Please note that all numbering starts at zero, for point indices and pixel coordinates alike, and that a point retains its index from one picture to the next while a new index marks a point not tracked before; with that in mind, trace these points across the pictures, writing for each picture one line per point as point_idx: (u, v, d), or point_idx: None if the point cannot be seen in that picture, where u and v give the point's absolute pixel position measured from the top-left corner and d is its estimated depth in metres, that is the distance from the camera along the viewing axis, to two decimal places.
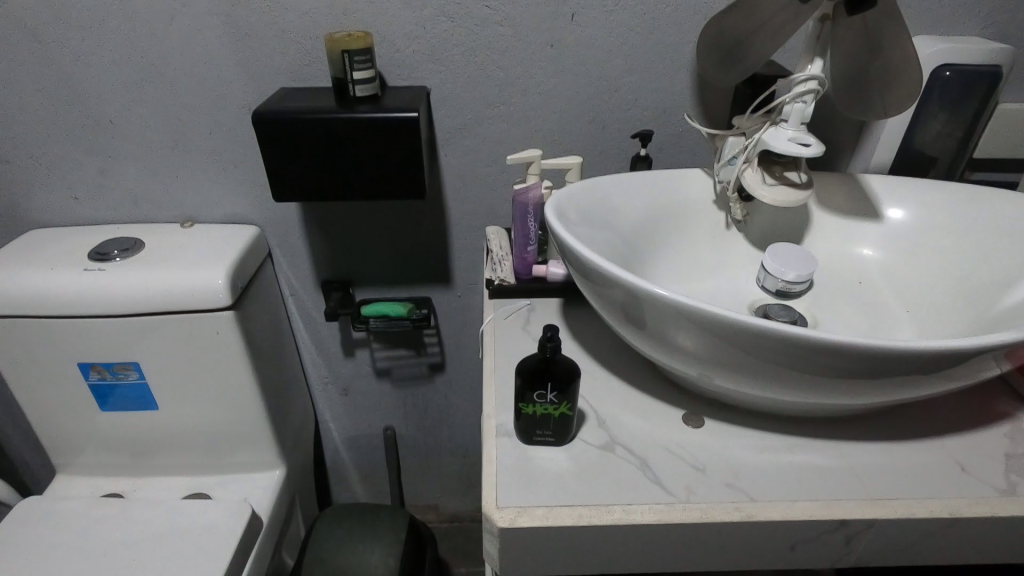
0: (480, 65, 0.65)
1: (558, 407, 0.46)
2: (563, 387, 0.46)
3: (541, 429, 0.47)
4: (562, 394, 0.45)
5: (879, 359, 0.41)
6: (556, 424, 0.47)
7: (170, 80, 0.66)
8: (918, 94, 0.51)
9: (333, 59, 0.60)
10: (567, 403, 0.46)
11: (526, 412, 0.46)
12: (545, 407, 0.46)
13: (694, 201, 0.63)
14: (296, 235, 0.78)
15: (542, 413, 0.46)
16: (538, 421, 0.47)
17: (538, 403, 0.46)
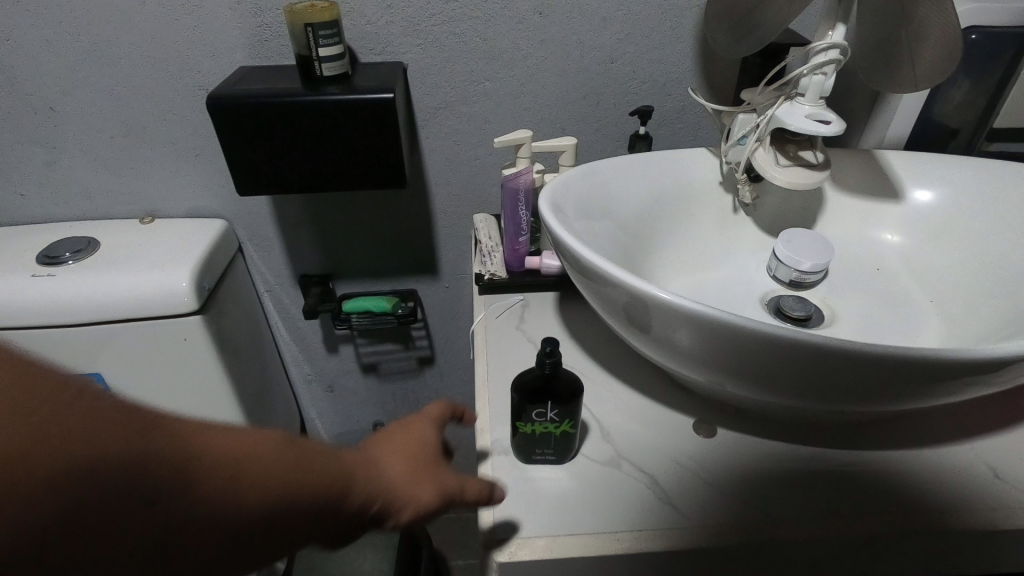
0: (462, 37, 0.58)
1: (558, 425, 0.42)
2: (564, 404, 0.41)
3: (540, 449, 0.43)
4: (562, 412, 0.41)
5: (915, 367, 0.37)
6: (557, 443, 0.43)
7: (113, 61, 0.58)
8: (955, 54, 0.43)
9: (295, 33, 0.53)
10: (568, 420, 0.42)
11: (523, 430, 0.42)
12: (544, 425, 0.42)
13: (699, 183, 0.58)
14: (268, 227, 0.72)
15: (541, 431, 0.42)
16: (536, 441, 0.42)
17: (536, 422, 0.42)
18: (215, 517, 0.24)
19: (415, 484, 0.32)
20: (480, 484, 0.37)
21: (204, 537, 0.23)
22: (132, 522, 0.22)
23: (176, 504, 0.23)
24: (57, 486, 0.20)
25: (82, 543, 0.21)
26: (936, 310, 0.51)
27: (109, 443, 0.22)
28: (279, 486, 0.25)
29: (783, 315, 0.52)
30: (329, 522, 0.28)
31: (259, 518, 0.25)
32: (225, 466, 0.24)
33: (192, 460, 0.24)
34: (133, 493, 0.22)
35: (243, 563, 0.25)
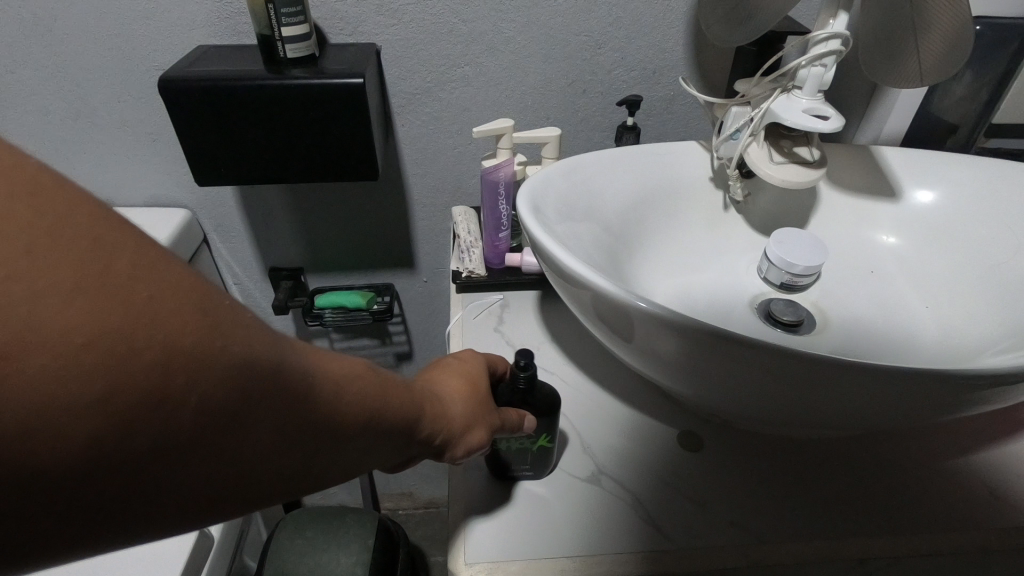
0: (439, 18, 0.54)
1: (535, 441, 0.39)
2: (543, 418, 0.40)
3: (515, 466, 0.41)
4: (542, 427, 0.40)
5: (919, 387, 0.35)
6: (534, 459, 0.40)
7: (57, 36, 0.53)
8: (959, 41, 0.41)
9: (256, 11, 0.48)
10: (545, 434, 0.40)
11: (499, 448, 0.39)
12: (521, 441, 0.39)
13: (689, 179, 0.55)
14: (235, 218, 0.68)
15: (517, 448, 0.39)
16: (513, 458, 0.40)
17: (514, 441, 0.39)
18: (328, 433, 0.24)
19: (467, 413, 0.35)
20: (529, 407, 0.40)
21: (312, 449, 0.23)
22: (261, 427, 0.21)
23: (304, 416, 0.22)
24: (211, 382, 0.18)
25: (225, 444, 0.20)
26: (934, 317, 0.48)
27: (262, 354, 0.20)
28: (373, 414, 0.26)
29: (773, 320, 0.50)
30: (402, 443, 0.29)
31: (357, 435, 0.26)
32: (339, 389, 0.24)
33: (320, 381, 0.23)
34: (267, 404, 0.21)
35: (334, 474, 0.26)
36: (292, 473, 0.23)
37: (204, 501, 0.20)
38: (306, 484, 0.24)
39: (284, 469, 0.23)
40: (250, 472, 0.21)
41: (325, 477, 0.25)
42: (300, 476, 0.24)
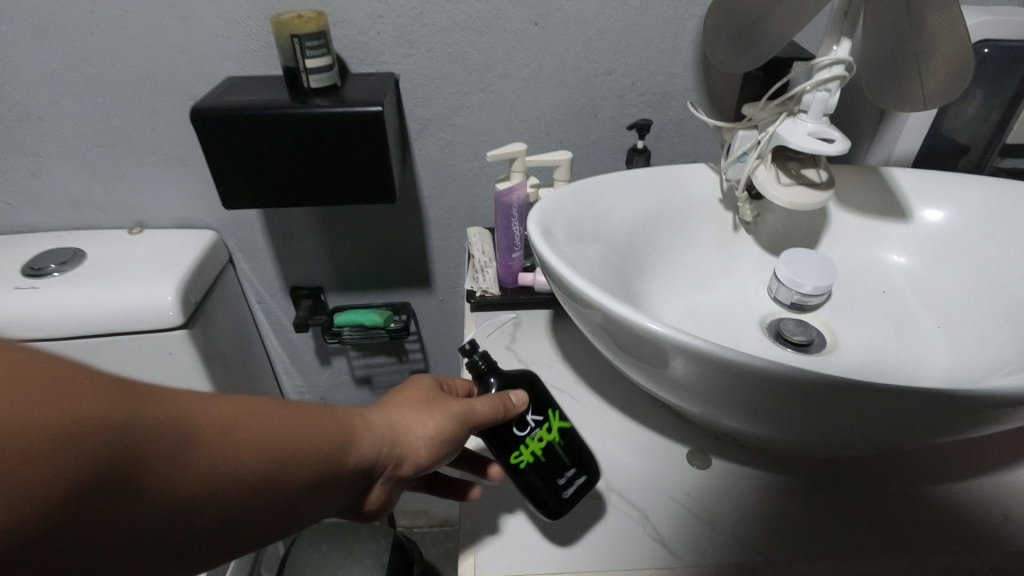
0: (455, 47, 0.56)
1: (546, 425, 0.40)
2: (537, 401, 0.41)
3: (565, 477, 0.39)
4: (540, 408, 0.41)
5: (924, 406, 0.35)
6: (567, 452, 0.40)
7: (98, 69, 0.57)
8: (964, 75, 0.41)
9: (282, 44, 0.51)
10: (550, 412, 0.41)
11: (528, 460, 0.39)
12: (534, 434, 0.40)
13: (698, 200, 0.56)
14: (258, 239, 0.71)
15: (538, 446, 0.39)
16: (551, 463, 0.39)
17: (525, 436, 0.39)
18: (227, 470, 0.25)
19: (412, 422, 0.35)
20: (500, 394, 0.38)
21: (214, 487, 0.25)
22: (136, 478, 0.22)
23: (189, 461, 0.24)
24: (72, 450, 0.20)
25: (102, 500, 0.22)
26: (945, 336, 0.48)
27: (123, 410, 0.22)
28: (277, 442, 0.28)
29: (782, 339, 0.51)
30: (336, 466, 0.30)
31: (273, 468, 0.27)
32: (226, 427, 0.26)
33: (201, 423, 0.25)
34: (141, 454, 0.23)
35: (264, 509, 0.27)
36: (204, 514, 0.25)
37: (112, 555, 0.23)
38: (230, 522, 0.26)
39: (188, 512, 0.24)
40: (151, 519, 0.23)
41: (254, 512, 0.27)
42: (217, 517, 0.25)
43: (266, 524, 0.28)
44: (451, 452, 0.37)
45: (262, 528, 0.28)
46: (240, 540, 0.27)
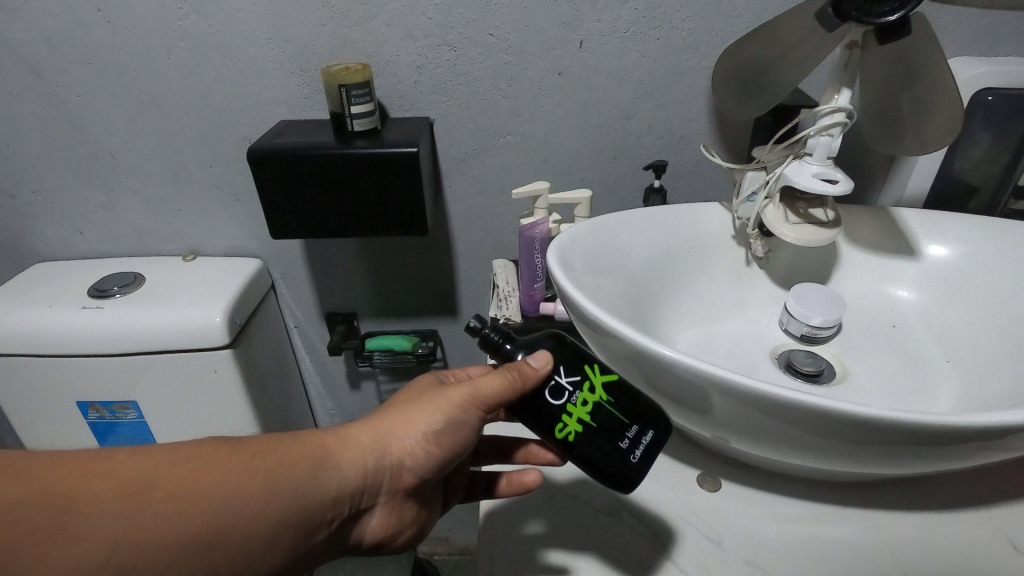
0: (485, 95, 0.62)
1: (588, 390, 0.38)
2: (567, 362, 0.39)
3: (628, 438, 0.38)
4: (572, 369, 0.38)
5: (919, 433, 0.37)
6: (620, 409, 0.38)
7: (168, 113, 0.64)
8: (958, 129, 0.46)
9: (330, 92, 0.57)
10: (588, 375, 0.38)
11: (579, 432, 0.37)
12: (576, 403, 0.38)
13: (712, 236, 0.59)
14: (299, 267, 0.76)
15: (583, 415, 0.38)
16: (606, 427, 0.37)
17: (564, 406, 0.38)
18: (193, 504, 0.32)
19: (394, 426, 0.39)
20: (503, 366, 0.38)
21: (183, 520, 0.32)
22: (112, 528, 0.31)
23: (154, 506, 0.32)
24: (48, 522, 0.30)
25: (86, 554, 0.30)
26: (953, 370, 0.50)
27: (87, 486, 0.31)
28: (238, 471, 0.34)
29: (793, 370, 0.53)
30: (311, 481, 0.36)
31: (237, 497, 0.34)
32: (186, 471, 0.33)
33: (171, 473, 0.33)
34: (110, 509, 0.31)
35: (248, 524, 0.34)
36: (191, 543, 0.32)
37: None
38: (225, 544, 0.33)
39: (173, 544, 0.31)
40: (139, 556, 0.31)
41: (241, 532, 0.33)
42: (204, 543, 0.32)
43: (268, 539, 0.35)
44: (458, 438, 0.39)
45: (265, 544, 0.35)
46: (252, 557, 0.34)
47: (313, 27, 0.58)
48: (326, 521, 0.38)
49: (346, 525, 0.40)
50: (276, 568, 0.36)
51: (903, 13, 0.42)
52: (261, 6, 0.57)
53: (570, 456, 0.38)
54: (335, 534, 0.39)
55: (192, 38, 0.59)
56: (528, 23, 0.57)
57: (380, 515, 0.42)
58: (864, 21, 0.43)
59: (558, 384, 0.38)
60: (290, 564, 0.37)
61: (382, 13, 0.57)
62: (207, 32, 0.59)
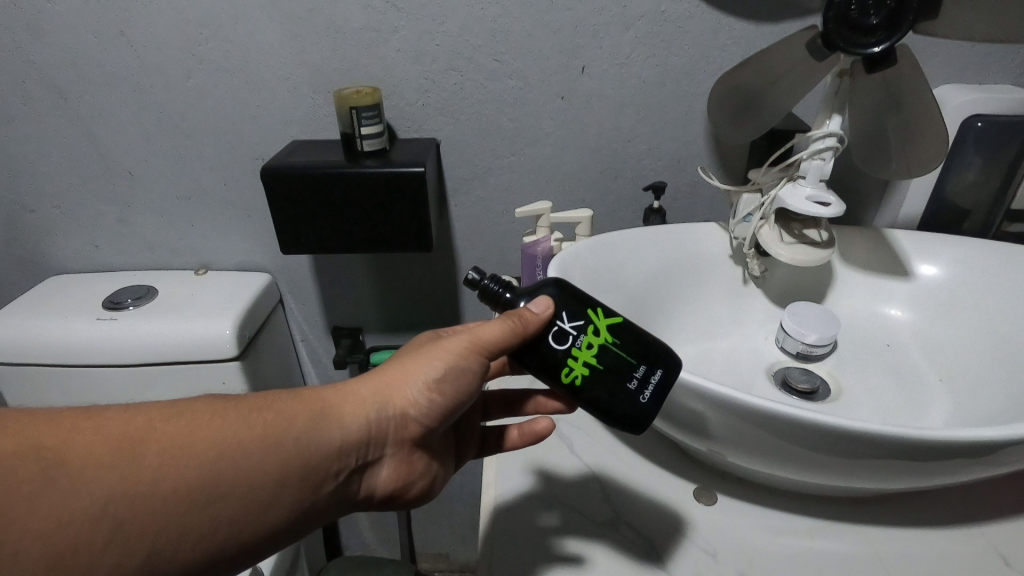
0: (490, 117, 0.64)
1: (592, 335, 0.39)
2: (570, 307, 0.40)
3: (636, 378, 0.39)
4: (575, 314, 0.40)
5: (908, 448, 0.38)
6: (626, 350, 0.39)
7: (185, 132, 0.66)
8: (938, 160, 0.48)
9: (341, 114, 0.60)
10: (591, 321, 0.40)
11: (587, 375, 0.39)
12: (581, 346, 0.39)
13: (709, 255, 0.61)
14: (307, 282, 0.78)
15: (588, 358, 0.39)
16: (612, 368, 0.39)
17: (569, 350, 0.39)
18: (189, 455, 0.34)
19: (393, 380, 0.40)
20: (505, 314, 0.39)
21: (178, 473, 0.33)
22: (105, 479, 0.32)
23: (149, 458, 0.33)
24: (37, 476, 0.30)
25: (79, 505, 0.31)
26: (945, 388, 0.51)
27: (76, 442, 0.32)
28: (233, 426, 0.36)
29: (788, 387, 0.54)
30: (311, 434, 0.38)
31: (233, 449, 0.35)
32: (180, 425, 0.35)
33: (167, 428, 0.34)
34: (101, 462, 0.32)
35: (247, 474, 0.35)
36: (189, 494, 0.33)
37: (125, 539, 0.32)
38: (225, 494, 0.34)
39: (169, 495, 0.33)
40: (135, 507, 0.32)
41: (239, 482, 0.35)
42: (202, 492, 0.34)
43: (269, 490, 0.36)
44: (460, 387, 0.40)
45: (267, 493, 0.36)
46: (254, 505, 0.36)
47: (326, 53, 0.61)
48: (330, 473, 0.39)
49: (351, 479, 0.41)
50: (281, 517, 0.37)
51: (889, 44, 0.44)
52: (278, 32, 0.60)
53: (580, 400, 0.40)
54: (341, 486, 0.40)
55: (211, 62, 0.62)
56: (532, 50, 0.60)
57: (388, 469, 0.43)
58: (852, 51, 0.45)
59: (562, 329, 0.40)
60: (295, 514, 0.38)
61: (392, 40, 0.60)
62: (225, 55, 0.61)
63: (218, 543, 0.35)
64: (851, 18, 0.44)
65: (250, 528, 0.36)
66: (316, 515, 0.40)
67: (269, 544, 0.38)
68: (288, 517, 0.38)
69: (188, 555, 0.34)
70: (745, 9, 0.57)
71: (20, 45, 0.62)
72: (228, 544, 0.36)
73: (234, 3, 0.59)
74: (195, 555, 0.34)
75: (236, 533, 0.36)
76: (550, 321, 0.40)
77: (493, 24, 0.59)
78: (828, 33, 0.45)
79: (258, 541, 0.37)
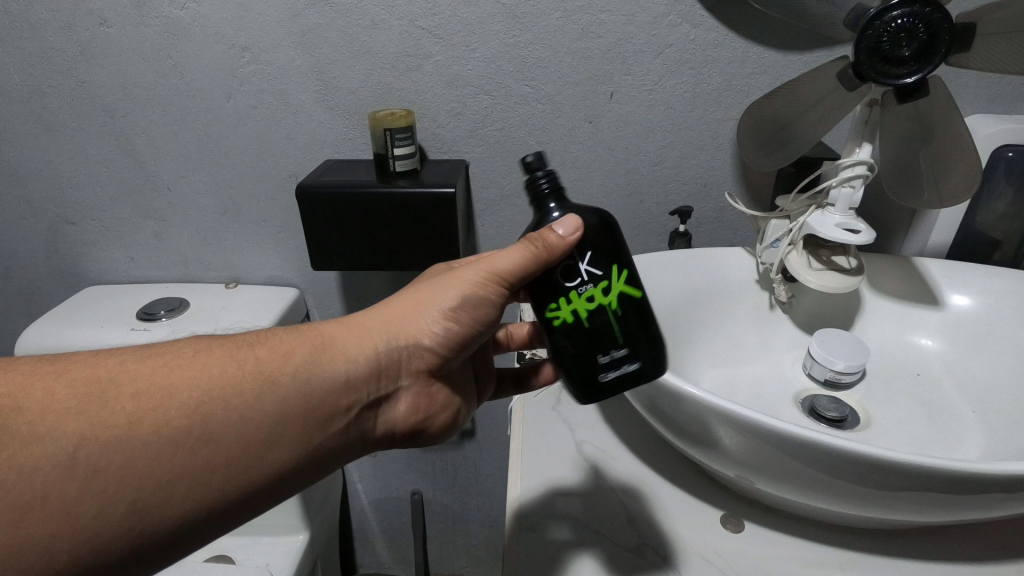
0: (519, 140, 0.65)
1: (598, 291, 0.39)
2: (597, 252, 0.39)
3: (610, 355, 0.39)
4: (598, 262, 0.39)
5: (943, 481, 0.37)
6: (618, 324, 0.39)
7: (222, 150, 0.69)
8: (974, 185, 0.49)
9: (375, 136, 0.61)
10: (607, 280, 0.39)
11: (568, 323, 0.39)
12: (582, 296, 0.39)
13: (735, 281, 0.61)
14: (334, 297, 0.79)
15: (581, 313, 0.39)
16: (596, 331, 0.39)
17: (571, 290, 0.39)
18: (170, 394, 0.35)
19: (399, 312, 0.42)
20: (520, 240, 0.39)
21: (159, 413, 0.34)
22: (74, 424, 0.33)
23: (124, 401, 0.34)
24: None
25: (48, 453, 0.32)
26: (980, 422, 0.51)
27: (36, 390, 0.33)
28: (214, 367, 0.37)
29: (817, 415, 0.53)
30: (310, 368, 0.39)
31: (215, 388, 0.36)
32: (156, 367, 0.36)
33: (146, 373, 0.36)
34: (68, 408, 0.33)
35: (238, 412, 0.36)
36: (175, 433, 0.34)
37: (105, 486, 0.32)
38: (216, 433, 0.35)
39: (151, 437, 0.34)
40: (112, 451, 0.33)
41: (230, 420, 0.36)
42: (190, 433, 0.34)
43: (270, 429, 0.37)
44: (476, 316, 0.42)
45: (268, 430, 0.37)
46: (253, 444, 0.36)
47: (362, 77, 0.63)
48: (339, 408, 0.40)
49: (365, 414, 0.42)
50: (287, 456, 0.38)
51: (920, 77, 0.45)
52: (316, 57, 0.62)
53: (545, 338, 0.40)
54: (355, 421, 0.41)
55: (251, 83, 0.64)
56: (562, 76, 0.61)
57: (407, 400, 0.44)
58: (883, 83, 0.46)
59: (575, 267, 0.39)
60: (308, 451, 0.39)
61: (426, 65, 0.62)
62: (265, 78, 0.64)
63: (215, 489, 0.35)
64: (882, 51, 0.45)
65: (255, 470, 0.37)
66: (331, 454, 0.40)
67: (282, 487, 0.39)
68: (296, 455, 0.38)
69: (184, 501, 0.34)
70: (773, 39, 0.58)
71: (71, 65, 0.65)
72: (229, 489, 0.36)
73: (276, 29, 0.61)
74: (191, 502, 0.35)
75: (237, 474, 0.36)
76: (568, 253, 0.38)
77: (525, 51, 0.60)
78: (860, 65, 0.46)
79: (266, 484, 0.37)
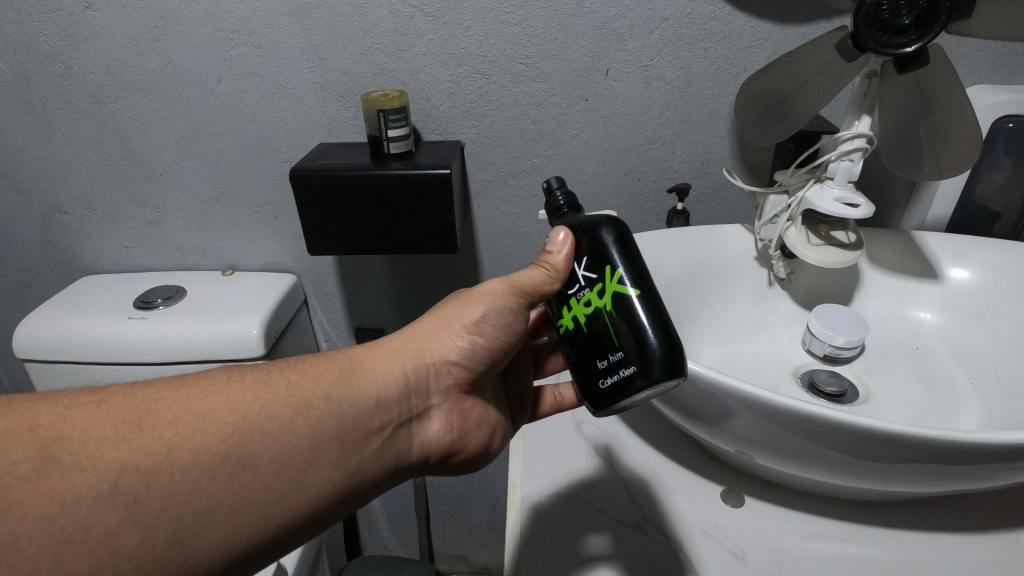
0: (514, 120, 0.65)
1: (593, 295, 0.39)
2: (592, 257, 0.39)
3: (606, 360, 0.38)
4: (592, 266, 0.39)
5: (946, 451, 0.37)
6: (615, 327, 0.38)
7: (214, 136, 0.68)
8: (974, 157, 0.48)
9: (368, 118, 0.60)
10: (601, 283, 0.39)
11: (570, 329, 0.40)
12: (580, 302, 0.40)
13: (734, 258, 0.60)
14: (331, 283, 0.79)
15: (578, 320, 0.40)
16: (594, 335, 0.39)
17: (571, 296, 0.40)
18: (205, 421, 0.35)
19: (422, 333, 0.43)
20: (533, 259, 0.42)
21: (195, 439, 0.34)
22: (113, 453, 0.32)
23: (161, 428, 0.34)
24: (38, 456, 0.31)
25: (88, 483, 0.31)
26: (979, 394, 0.51)
27: (75, 421, 0.33)
28: (249, 393, 0.37)
29: (816, 390, 0.54)
30: (341, 389, 0.39)
31: (249, 415, 0.36)
32: (192, 394, 0.36)
33: (181, 401, 0.35)
34: (108, 437, 0.32)
35: (273, 436, 0.36)
36: (212, 459, 0.34)
37: (144, 517, 0.31)
38: (254, 457, 0.35)
39: (189, 463, 0.33)
40: (149, 479, 0.32)
41: (267, 444, 0.36)
42: (227, 457, 0.34)
43: (306, 453, 0.37)
44: (501, 331, 0.43)
45: (304, 454, 0.36)
46: (290, 469, 0.36)
47: (353, 57, 0.62)
48: (372, 428, 0.40)
49: (399, 435, 0.42)
50: (326, 479, 0.37)
51: (920, 44, 0.44)
52: (306, 38, 0.61)
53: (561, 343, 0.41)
54: (389, 441, 0.41)
55: (241, 65, 0.63)
56: (557, 53, 0.60)
57: (438, 421, 0.44)
58: (884, 51, 0.45)
59: (574, 275, 0.40)
60: (345, 474, 0.38)
61: (419, 45, 0.61)
62: (255, 61, 0.63)
63: (255, 516, 0.35)
64: (882, 20, 0.45)
65: (291, 497, 0.36)
66: (367, 477, 0.40)
67: (321, 516, 0.38)
68: (334, 478, 0.38)
69: (224, 529, 0.34)
70: (770, 12, 0.57)
71: (57, 52, 0.64)
72: (269, 516, 0.35)
73: (264, 10, 0.60)
74: (231, 531, 0.34)
75: (274, 502, 0.35)
76: (572, 266, 0.41)
77: (518, 28, 0.59)
78: (860, 34, 0.45)
79: (305, 511, 0.37)
